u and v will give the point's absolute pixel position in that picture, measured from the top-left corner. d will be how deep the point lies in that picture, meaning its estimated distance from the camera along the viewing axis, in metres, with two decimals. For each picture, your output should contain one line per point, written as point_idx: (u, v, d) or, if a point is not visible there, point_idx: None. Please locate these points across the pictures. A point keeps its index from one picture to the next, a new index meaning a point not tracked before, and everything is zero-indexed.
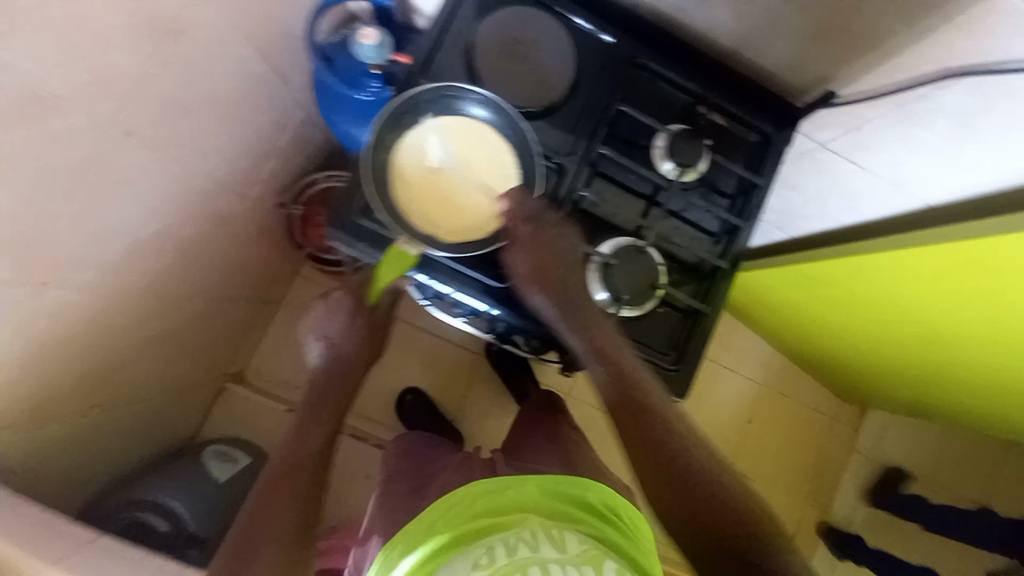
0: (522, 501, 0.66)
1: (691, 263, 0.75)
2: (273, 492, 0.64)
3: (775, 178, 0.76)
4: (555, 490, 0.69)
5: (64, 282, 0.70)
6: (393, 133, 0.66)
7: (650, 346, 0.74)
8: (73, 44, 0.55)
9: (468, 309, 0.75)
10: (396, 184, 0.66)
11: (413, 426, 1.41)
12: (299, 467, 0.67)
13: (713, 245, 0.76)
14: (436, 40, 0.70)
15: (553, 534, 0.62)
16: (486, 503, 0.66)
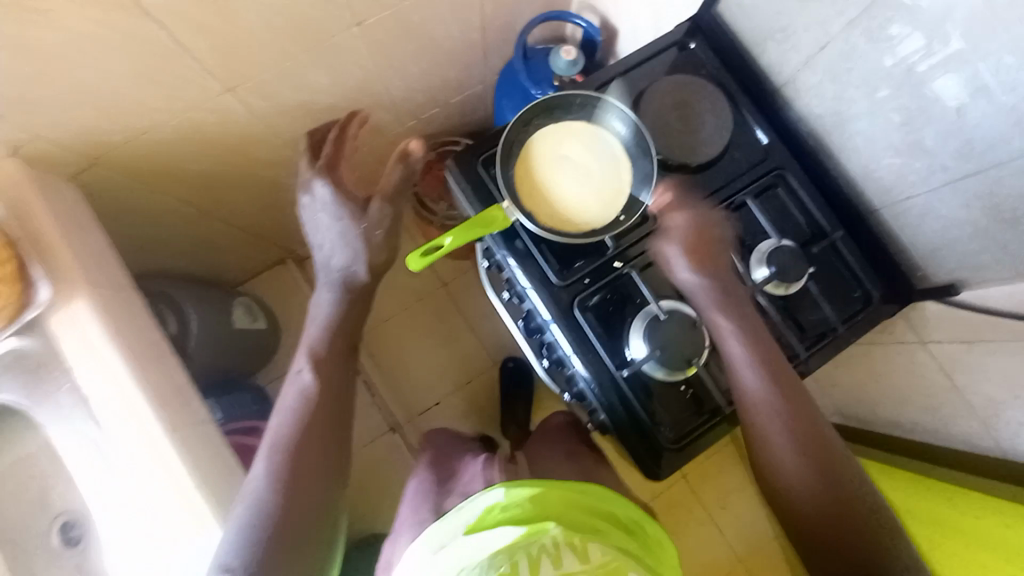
0: (541, 508, 0.62)
1: None
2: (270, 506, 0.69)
3: (857, 339, 0.74)
4: (576, 501, 0.64)
5: (244, 95, 0.83)
6: (538, 119, 0.73)
7: (655, 417, 0.72)
8: None
9: (518, 292, 0.79)
10: (521, 159, 0.72)
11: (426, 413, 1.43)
12: (290, 473, 0.72)
13: None
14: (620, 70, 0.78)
15: (576, 545, 0.58)
16: (503, 515, 0.62)
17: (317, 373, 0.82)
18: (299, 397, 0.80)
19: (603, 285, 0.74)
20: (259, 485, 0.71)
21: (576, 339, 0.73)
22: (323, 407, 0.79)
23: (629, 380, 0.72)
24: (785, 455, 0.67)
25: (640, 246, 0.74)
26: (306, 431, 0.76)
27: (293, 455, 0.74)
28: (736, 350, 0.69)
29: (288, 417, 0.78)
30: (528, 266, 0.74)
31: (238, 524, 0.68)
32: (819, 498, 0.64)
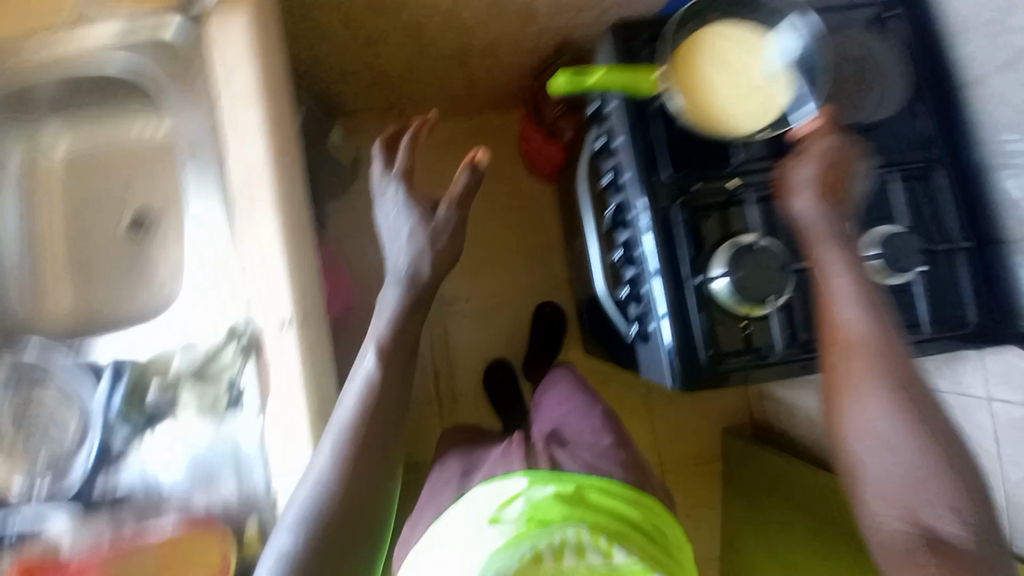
0: (568, 495, 0.66)
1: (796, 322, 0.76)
2: (326, 502, 0.62)
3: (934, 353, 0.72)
4: (605, 502, 0.68)
5: None
6: (717, 11, 0.72)
7: (703, 334, 0.75)
8: None
9: (621, 180, 0.81)
10: (687, 40, 0.71)
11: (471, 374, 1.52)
12: (349, 479, 0.63)
13: None
14: (820, 5, 0.74)
15: (601, 543, 0.62)
16: (531, 499, 0.65)
17: (389, 330, 0.70)
18: (366, 386, 0.67)
19: (709, 197, 0.75)
20: (314, 482, 0.63)
21: (664, 236, 0.75)
22: (386, 402, 0.67)
23: (694, 290, 0.75)
24: (871, 396, 0.65)
25: (761, 178, 0.75)
26: (373, 434, 0.65)
27: (352, 460, 0.64)
28: (841, 285, 0.67)
29: (351, 405, 0.66)
30: (646, 154, 0.76)
31: (294, 514, 0.62)
32: (899, 447, 0.63)
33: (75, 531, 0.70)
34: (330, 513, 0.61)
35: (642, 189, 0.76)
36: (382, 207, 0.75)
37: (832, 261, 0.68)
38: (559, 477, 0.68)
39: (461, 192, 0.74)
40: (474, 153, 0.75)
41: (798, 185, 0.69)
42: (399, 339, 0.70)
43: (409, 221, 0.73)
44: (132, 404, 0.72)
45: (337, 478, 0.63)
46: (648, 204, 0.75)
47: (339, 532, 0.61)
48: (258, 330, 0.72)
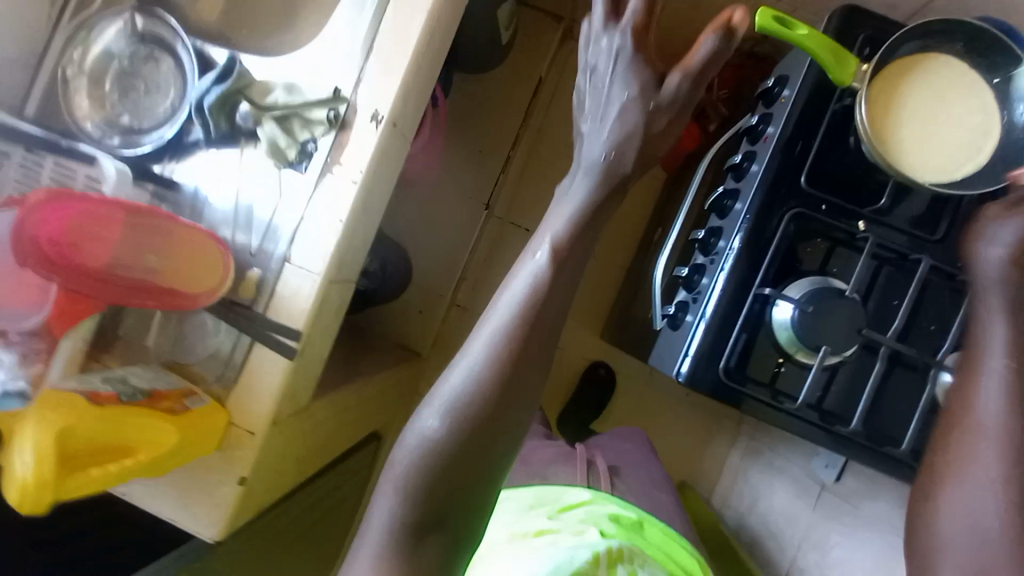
0: (630, 519, 0.85)
1: (830, 388, 0.71)
2: (461, 414, 0.64)
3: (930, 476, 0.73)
4: (659, 541, 0.84)
5: None
6: (960, 43, 0.65)
7: (739, 345, 0.71)
8: None
9: (748, 165, 0.76)
10: (911, 56, 0.65)
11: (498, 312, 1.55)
12: (480, 403, 0.64)
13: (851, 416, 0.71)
14: None
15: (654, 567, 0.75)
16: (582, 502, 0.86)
17: (553, 262, 0.69)
18: (494, 331, 0.67)
19: (823, 227, 0.71)
20: (440, 397, 0.65)
21: (757, 235, 0.71)
22: (523, 339, 0.66)
23: (757, 302, 0.71)
24: (984, 470, 0.61)
25: (887, 241, 0.71)
26: (497, 371, 0.65)
27: (480, 391, 0.64)
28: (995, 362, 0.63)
29: (484, 341, 0.66)
30: (791, 153, 0.71)
31: (428, 417, 0.65)
32: (986, 532, 0.59)
33: (124, 181, 0.69)
34: (457, 428, 0.63)
35: (763, 180, 0.71)
36: (594, 57, 0.75)
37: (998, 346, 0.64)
38: (618, 501, 0.88)
39: (701, 64, 0.70)
40: (730, 14, 0.68)
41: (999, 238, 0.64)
42: (541, 285, 0.68)
43: (624, 92, 0.73)
44: (219, 112, 0.72)
45: (469, 395, 0.64)
46: (763, 198, 0.71)
47: (497, 406, 0.64)
48: (355, 109, 0.71)
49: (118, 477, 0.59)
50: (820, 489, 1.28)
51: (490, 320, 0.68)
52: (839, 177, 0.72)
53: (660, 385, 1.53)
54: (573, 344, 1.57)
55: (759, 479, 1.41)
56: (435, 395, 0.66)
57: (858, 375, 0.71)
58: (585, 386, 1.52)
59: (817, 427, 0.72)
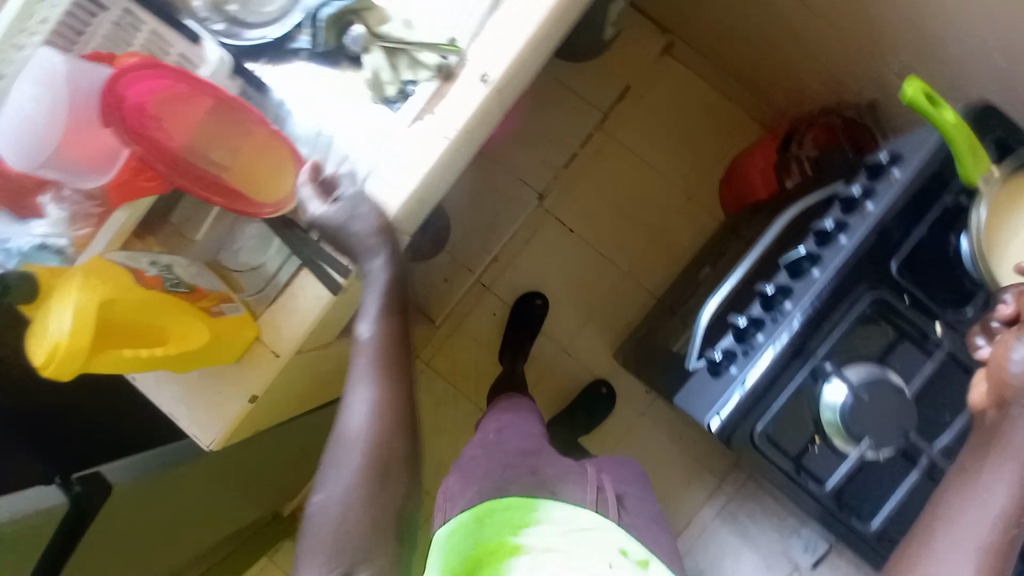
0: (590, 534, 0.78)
1: (853, 479, 0.69)
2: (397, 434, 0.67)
3: None
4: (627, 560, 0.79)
5: None
6: None
7: (774, 409, 0.70)
8: None
9: (841, 233, 0.71)
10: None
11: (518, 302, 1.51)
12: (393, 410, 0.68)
13: (867, 514, 0.69)
14: None
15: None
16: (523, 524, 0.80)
17: (385, 341, 0.69)
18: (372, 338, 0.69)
19: (901, 319, 0.68)
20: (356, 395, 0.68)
21: (829, 305, 0.69)
22: (395, 348, 0.69)
23: (807, 370, 0.69)
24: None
25: (959, 350, 0.68)
26: (396, 387, 0.69)
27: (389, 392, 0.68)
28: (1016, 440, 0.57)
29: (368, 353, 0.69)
30: (890, 235, 0.69)
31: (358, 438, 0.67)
32: None
33: (223, 70, 0.67)
34: (397, 453, 0.67)
35: (855, 250, 0.69)
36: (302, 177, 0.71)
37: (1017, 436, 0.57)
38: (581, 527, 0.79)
39: None
40: None
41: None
42: (394, 287, 0.69)
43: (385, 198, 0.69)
44: (331, 29, 0.69)
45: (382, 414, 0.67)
46: (846, 269, 0.69)
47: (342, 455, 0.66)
48: (465, 63, 0.68)
49: (149, 361, 0.58)
50: (791, 569, 1.40)
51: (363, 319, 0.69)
52: (930, 272, 0.68)
53: (656, 419, 1.51)
54: (582, 353, 1.55)
55: (729, 542, 1.42)
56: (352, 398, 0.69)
57: (887, 475, 0.69)
58: (584, 398, 1.50)
59: (833, 513, 0.70)
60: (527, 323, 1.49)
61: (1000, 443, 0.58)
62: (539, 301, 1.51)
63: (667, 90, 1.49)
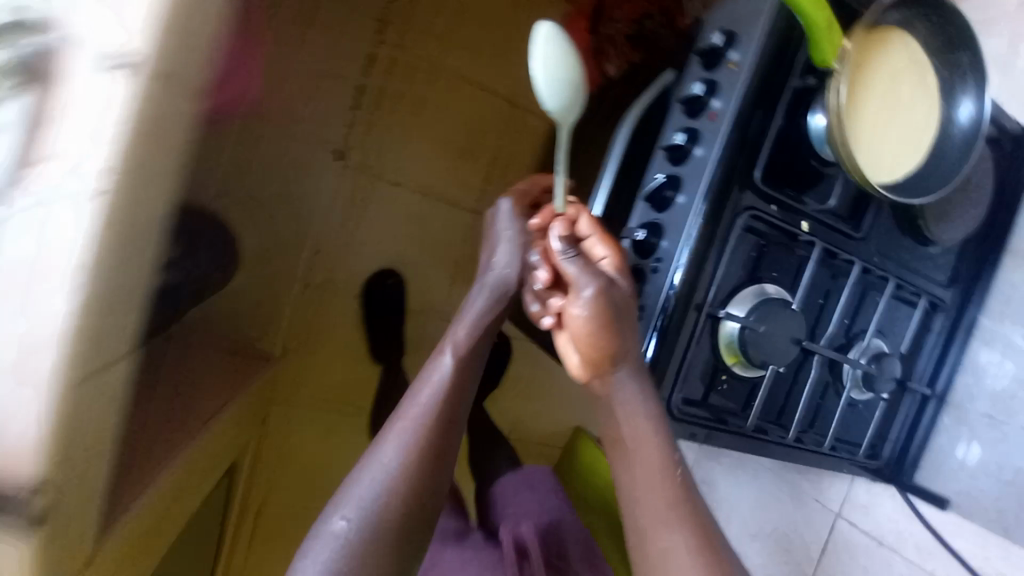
0: None
1: (764, 405, 0.63)
2: (425, 465, 0.63)
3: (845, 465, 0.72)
4: None
5: None
6: (917, 37, 0.60)
7: (675, 370, 0.59)
8: None
9: (696, 149, 0.58)
10: (876, 36, 0.58)
11: (369, 291, 1.25)
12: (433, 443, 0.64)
13: (784, 432, 0.64)
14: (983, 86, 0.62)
15: None
16: None
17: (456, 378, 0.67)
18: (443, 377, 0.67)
19: (772, 225, 0.58)
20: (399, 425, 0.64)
21: (708, 239, 0.57)
22: (456, 388, 0.67)
23: (697, 316, 0.58)
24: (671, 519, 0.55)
25: (827, 238, 0.61)
26: (445, 418, 0.65)
27: (433, 428, 0.64)
28: (623, 394, 0.57)
29: (435, 384, 0.66)
30: (748, 133, 0.57)
31: (382, 471, 0.61)
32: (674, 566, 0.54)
33: None
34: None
35: (718, 166, 0.56)
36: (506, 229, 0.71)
37: (619, 386, 0.57)
38: None
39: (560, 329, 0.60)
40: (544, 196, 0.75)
41: (576, 288, 0.55)
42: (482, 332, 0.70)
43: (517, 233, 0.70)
44: None
45: (419, 448, 0.63)
46: (716, 192, 0.56)
47: (388, 501, 0.60)
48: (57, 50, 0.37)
49: None
50: None
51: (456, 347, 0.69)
52: (784, 165, 0.60)
53: None
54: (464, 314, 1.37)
55: None
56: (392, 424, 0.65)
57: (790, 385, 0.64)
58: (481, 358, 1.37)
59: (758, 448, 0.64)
60: (389, 306, 1.26)
61: (608, 397, 0.58)
62: (393, 281, 1.27)
63: None
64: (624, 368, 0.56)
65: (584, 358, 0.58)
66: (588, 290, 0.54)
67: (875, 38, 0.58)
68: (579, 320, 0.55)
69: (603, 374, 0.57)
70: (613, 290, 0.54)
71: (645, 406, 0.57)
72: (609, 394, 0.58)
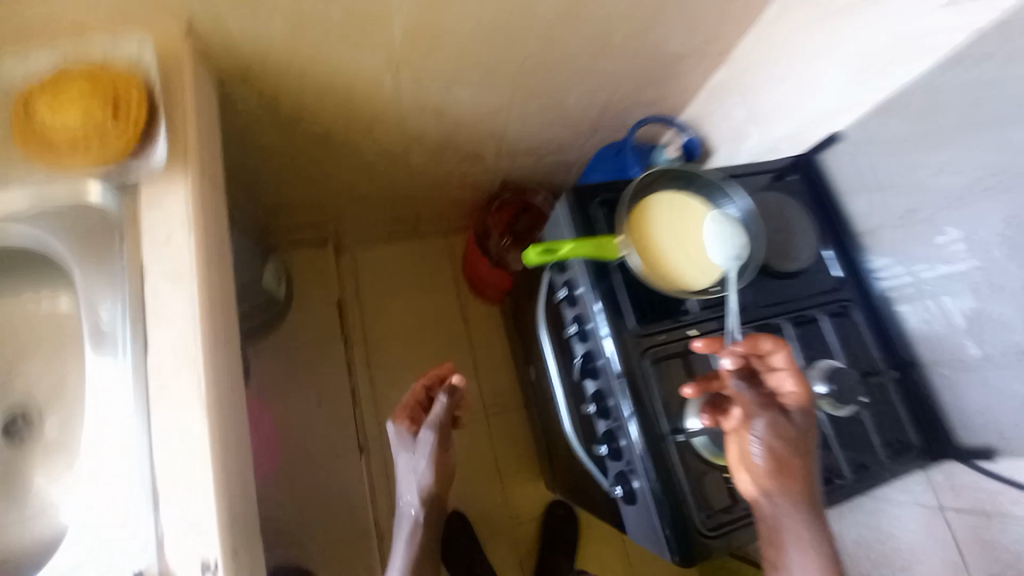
0: None
1: None
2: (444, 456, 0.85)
3: (897, 477, 0.76)
4: None
5: (406, 79, 0.92)
6: (658, 181, 0.81)
7: (695, 495, 0.71)
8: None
9: (585, 325, 0.81)
10: (641, 207, 0.79)
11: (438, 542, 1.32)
12: (428, 547, 0.85)
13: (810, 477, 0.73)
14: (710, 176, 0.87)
15: None
16: None
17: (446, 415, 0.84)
18: (415, 506, 0.85)
19: (668, 350, 0.76)
20: (409, 542, 0.84)
21: (636, 390, 0.74)
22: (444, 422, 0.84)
23: (677, 447, 0.72)
24: None
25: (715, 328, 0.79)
26: (428, 538, 0.86)
27: (425, 545, 0.85)
28: (792, 517, 0.59)
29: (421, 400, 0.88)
30: (616, 303, 0.77)
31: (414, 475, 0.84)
32: None
33: None
34: None
35: (613, 338, 0.76)
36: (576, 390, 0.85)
37: (798, 514, 0.59)
38: None
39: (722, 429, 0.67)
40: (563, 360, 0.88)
41: (751, 426, 0.62)
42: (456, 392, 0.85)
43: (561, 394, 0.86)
44: None
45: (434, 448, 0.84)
46: (623, 358, 0.75)
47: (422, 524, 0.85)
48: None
49: None
50: None
51: (409, 497, 0.85)
52: (647, 305, 0.78)
53: None
54: (524, 511, 1.41)
55: None
56: (404, 547, 0.84)
57: None
58: (561, 544, 1.35)
59: None
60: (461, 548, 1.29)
61: (771, 512, 0.60)
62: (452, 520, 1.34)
63: (371, 267, 1.51)
64: (797, 498, 0.59)
65: (756, 477, 0.61)
66: (431, 437, 0.83)
67: (641, 209, 0.79)
68: (752, 453, 0.62)
69: (773, 496, 0.60)
70: (789, 441, 0.61)
71: (818, 538, 0.58)
72: (775, 523, 0.60)
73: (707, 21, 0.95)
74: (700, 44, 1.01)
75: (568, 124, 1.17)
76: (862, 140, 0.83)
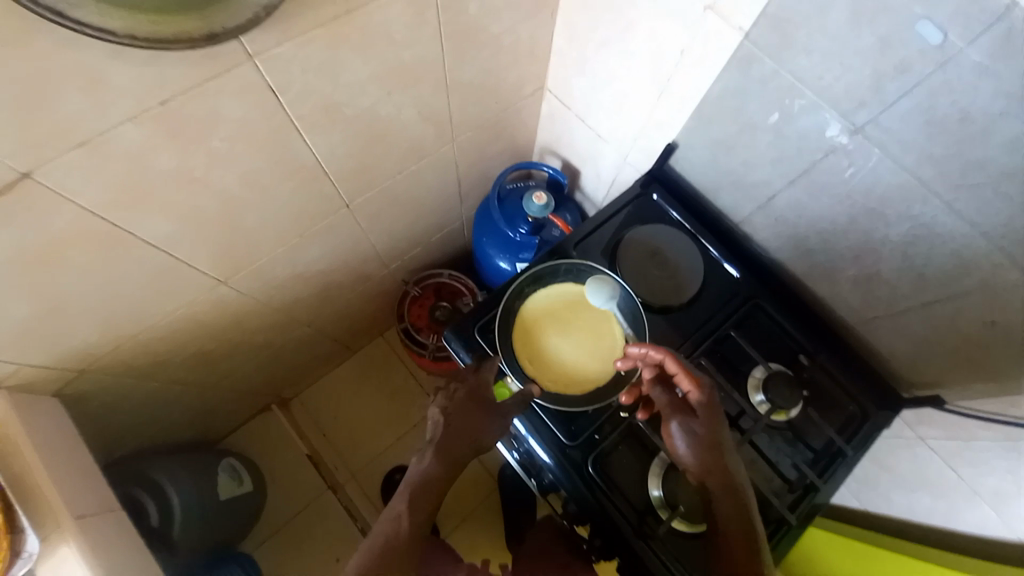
0: None
1: (760, 500, 0.74)
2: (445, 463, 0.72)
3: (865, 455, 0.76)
4: None
5: (240, 283, 0.86)
6: (528, 285, 0.81)
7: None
8: (345, 142, 0.75)
9: (525, 448, 0.79)
10: (520, 323, 0.79)
11: None
12: (417, 531, 0.69)
13: (786, 493, 0.74)
14: (576, 241, 0.84)
15: None
16: None
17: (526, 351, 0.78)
18: (436, 450, 0.72)
19: (608, 443, 0.75)
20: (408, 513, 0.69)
21: (593, 500, 0.72)
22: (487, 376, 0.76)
23: (655, 538, 0.71)
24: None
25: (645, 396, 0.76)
26: (428, 499, 0.71)
27: (416, 523, 0.69)
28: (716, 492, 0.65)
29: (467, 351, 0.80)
30: (540, 421, 0.75)
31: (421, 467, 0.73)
32: None
33: None
34: None
35: (554, 464, 0.74)
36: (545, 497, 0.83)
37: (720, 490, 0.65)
38: None
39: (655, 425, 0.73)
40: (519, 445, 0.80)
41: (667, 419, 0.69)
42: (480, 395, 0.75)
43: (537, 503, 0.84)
44: None
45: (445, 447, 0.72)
46: (568, 473, 0.73)
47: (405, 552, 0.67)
48: None
49: None
50: None
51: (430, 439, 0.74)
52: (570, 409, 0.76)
53: None
54: None
55: None
56: (401, 508, 0.70)
57: (750, 466, 0.75)
58: None
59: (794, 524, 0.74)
60: None
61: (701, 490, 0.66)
62: None
63: (328, 404, 1.48)
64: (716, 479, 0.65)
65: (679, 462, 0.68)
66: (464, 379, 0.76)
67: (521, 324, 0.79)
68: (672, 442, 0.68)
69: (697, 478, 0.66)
70: (698, 428, 0.67)
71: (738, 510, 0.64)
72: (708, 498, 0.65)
73: (508, 77, 0.88)
74: (513, 95, 0.94)
75: (430, 211, 1.11)
76: (697, 144, 0.79)
